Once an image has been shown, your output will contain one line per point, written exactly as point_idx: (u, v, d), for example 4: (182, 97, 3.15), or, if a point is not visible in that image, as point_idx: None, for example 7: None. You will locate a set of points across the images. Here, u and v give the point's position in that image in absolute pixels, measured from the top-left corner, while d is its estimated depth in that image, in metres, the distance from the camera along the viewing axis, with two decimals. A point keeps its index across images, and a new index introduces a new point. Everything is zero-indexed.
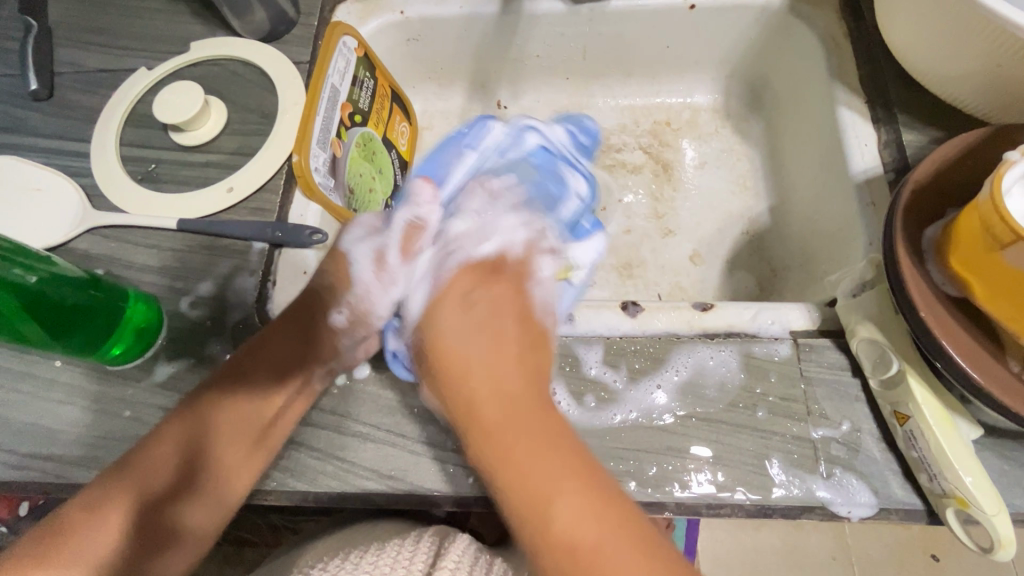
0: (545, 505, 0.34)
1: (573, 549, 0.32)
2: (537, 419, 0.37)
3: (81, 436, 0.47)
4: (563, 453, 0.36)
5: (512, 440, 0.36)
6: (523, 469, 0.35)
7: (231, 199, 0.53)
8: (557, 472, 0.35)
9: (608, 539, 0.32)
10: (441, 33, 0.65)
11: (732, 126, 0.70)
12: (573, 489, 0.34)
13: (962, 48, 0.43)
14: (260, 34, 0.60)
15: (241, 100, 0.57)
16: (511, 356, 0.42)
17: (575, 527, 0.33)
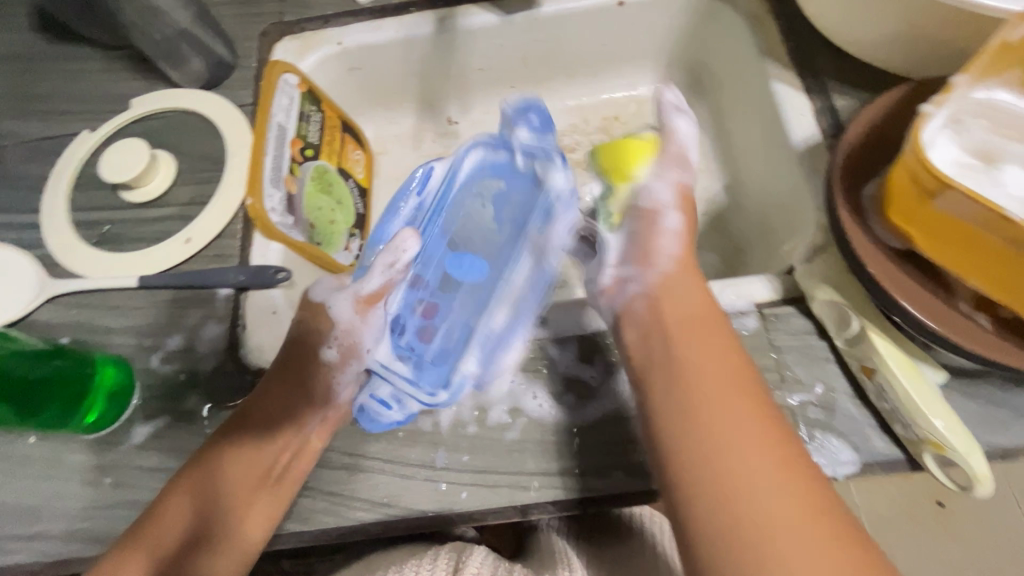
0: (699, 411, 0.36)
1: (722, 455, 0.34)
2: (736, 377, 0.37)
3: (63, 510, 0.46)
4: (734, 410, 0.35)
5: (710, 398, 0.36)
6: (689, 380, 0.37)
7: (190, 250, 0.52)
8: (756, 436, 0.34)
9: (749, 451, 0.33)
10: (381, 60, 0.66)
11: None
12: (738, 412, 0.35)
13: (876, 12, 0.45)
14: (200, 81, 0.60)
15: (189, 150, 0.57)
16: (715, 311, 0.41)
17: (718, 434, 0.34)
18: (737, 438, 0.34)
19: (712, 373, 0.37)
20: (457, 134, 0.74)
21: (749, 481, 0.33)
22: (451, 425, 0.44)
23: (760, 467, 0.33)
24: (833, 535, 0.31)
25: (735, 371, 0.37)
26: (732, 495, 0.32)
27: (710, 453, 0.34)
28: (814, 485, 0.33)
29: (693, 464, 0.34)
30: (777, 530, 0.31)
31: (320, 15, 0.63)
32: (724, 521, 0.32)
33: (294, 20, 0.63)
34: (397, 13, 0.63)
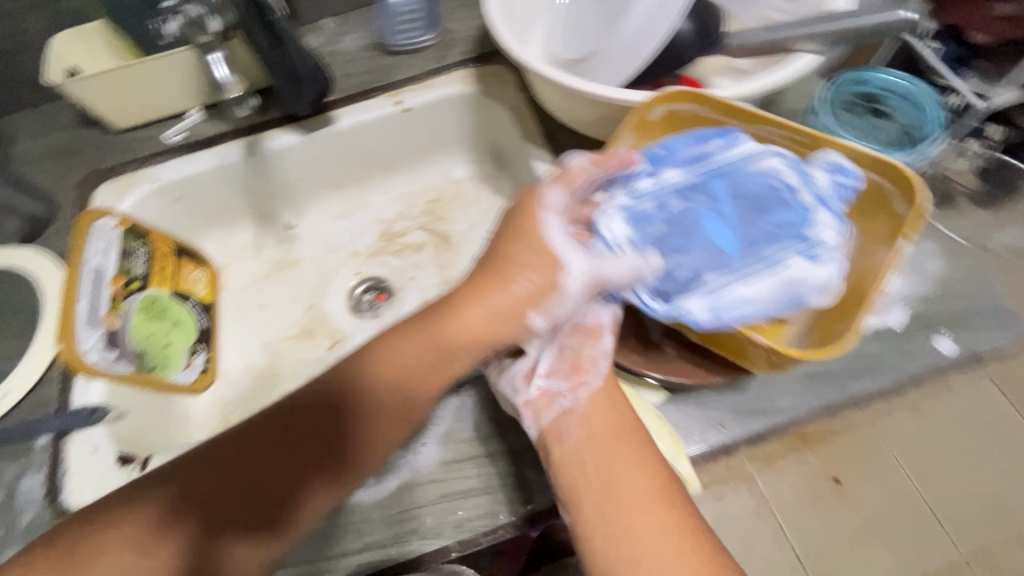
0: (612, 480, 0.40)
1: (611, 488, 0.40)
2: (626, 443, 0.42)
3: None
4: (628, 472, 0.41)
5: (611, 464, 0.41)
6: (600, 453, 0.42)
7: (8, 404, 0.54)
8: (646, 483, 0.40)
9: (626, 484, 0.40)
10: (202, 187, 0.71)
11: (489, 187, 0.81)
12: (633, 471, 0.41)
13: (577, 101, 0.55)
14: (17, 238, 0.63)
15: (11, 308, 0.61)
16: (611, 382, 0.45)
17: (612, 477, 0.41)
18: (625, 472, 0.41)
19: (608, 419, 0.43)
20: (295, 237, 0.80)
21: (635, 504, 0.39)
22: None
23: (640, 495, 0.40)
24: (679, 534, 0.38)
25: (629, 439, 0.42)
26: (615, 516, 0.39)
27: (613, 503, 0.40)
28: (672, 495, 0.40)
29: (588, 499, 0.40)
30: (656, 540, 0.38)
31: (135, 157, 0.69)
32: (603, 543, 0.39)
33: (109, 166, 0.68)
34: (207, 146, 0.69)
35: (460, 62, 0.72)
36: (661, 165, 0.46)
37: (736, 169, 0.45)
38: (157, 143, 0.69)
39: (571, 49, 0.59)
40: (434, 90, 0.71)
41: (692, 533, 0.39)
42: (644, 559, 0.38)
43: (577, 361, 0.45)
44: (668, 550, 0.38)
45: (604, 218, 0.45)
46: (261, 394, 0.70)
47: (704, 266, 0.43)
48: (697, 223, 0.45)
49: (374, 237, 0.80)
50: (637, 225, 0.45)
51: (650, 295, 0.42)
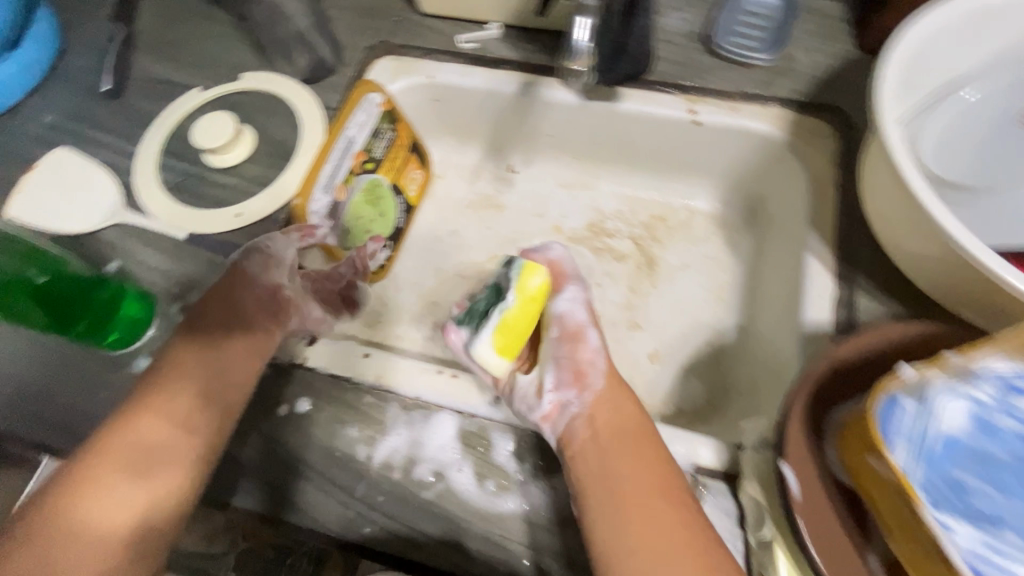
0: (613, 478, 0.43)
1: (613, 487, 0.42)
2: (639, 444, 0.44)
3: (48, 405, 0.53)
4: (633, 474, 0.43)
5: (611, 462, 0.43)
6: (608, 450, 0.44)
7: (236, 224, 0.59)
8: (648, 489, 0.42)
9: (627, 487, 0.42)
10: (463, 101, 0.70)
11: (723, 236, 0.71)
12: (641, 472, 0.43)
13: (923, 232, 0.44)
14: (302, 76, 0.67)
15: (270, 134, 0.65)
16: (628, 403, 0.48)
17: (608, 475, 0.43)
18: (634, 477, 0.43)
19: (612, 421, 0.46)
20: (512, 182, 0.77)
21: (644, 509, 0.41)
22: (380, 462, 0.48)
23: (649, 504, 0.41)
24: (686, 537, 0.40)
25: (644, 443, 0.45)
26: (618, 513, 0.41)
27: (608, 493, 0.42)
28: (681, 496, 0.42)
29: (596, 497, 0.42)
30: (664, 545, 0.39)
31: (424, 46, 0.69)
32: (610, 545, 0.40)
33: (399, 44, 0.69)
34: (488, 65, 0.67)
35: (782, 98, 0.61)
36: None
37: None
38: (447, 40, 0.68)
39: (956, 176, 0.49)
40: (737, 117, 0.61)
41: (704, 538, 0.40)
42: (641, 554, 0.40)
43: (573, 365, 0.50)
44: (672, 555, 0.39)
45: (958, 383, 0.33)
46: (415, 314, 0.71)
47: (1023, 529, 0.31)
48: None
49: (582, 222, 0.75)
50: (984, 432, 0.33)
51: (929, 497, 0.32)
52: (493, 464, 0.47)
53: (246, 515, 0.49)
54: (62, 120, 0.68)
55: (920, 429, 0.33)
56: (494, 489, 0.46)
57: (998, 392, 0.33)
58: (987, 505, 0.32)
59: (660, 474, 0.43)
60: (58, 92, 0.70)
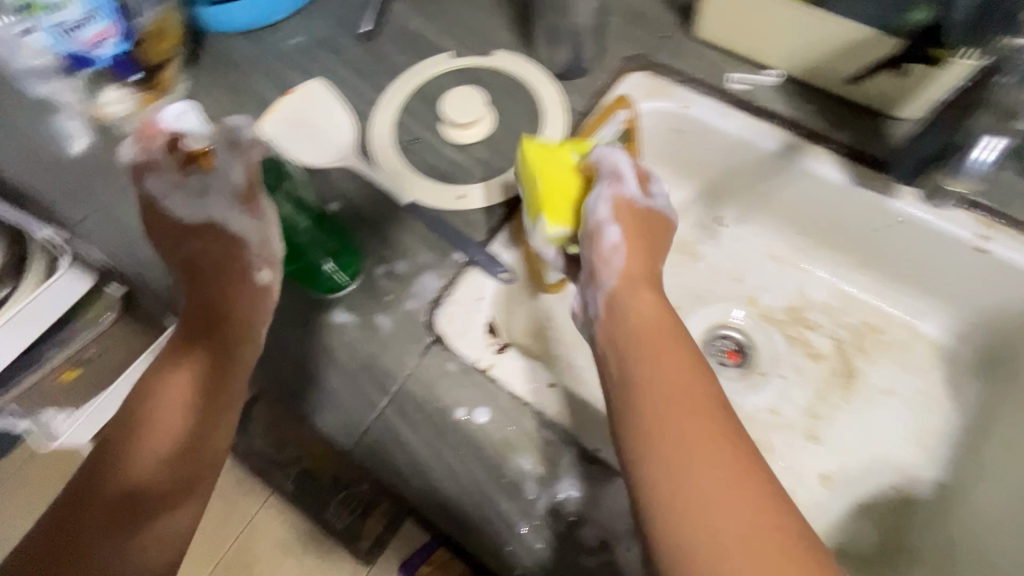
0: (694, 458, 0.35)
1: (637, 411, 0.38)
2: (696, 415, 0.37)
3: None
4: (713, 451, 0.35)
5: (693, 444, 0.35)
6: (688, 394, 0.38)
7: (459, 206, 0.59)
8: (724, 478, 0.34)
9: (674, 406, 0.37)
10: (706, 140, 0.64)
11: (944, 374, 0.62)
12: (710, 450, 0.35)
13: None
14: (554, 70, 0.64)
15: (507, 121, 0.63)
16: (672, 343, 0.40)
17: (695, 446, 0.35)
18: (671, 360, 0.39)
19: (685, 382, 0.38)
20: (716, 236, 0.71)
21: (683, 443, 0.36)
22: (546, 506, 0.47)
23: (679, 425, 0.36)
24: (769, 519, 0.33)
25: (710, 409, 0.37)
26: (668, 443, 0.36)
27: (674, 450, 0.35)
28: (734, 456, 0.35)
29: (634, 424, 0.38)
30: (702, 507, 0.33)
31: (687, 72, 0.63)
32: (638, 427, 0.37)
33: (661, 63, 0.64)
34: (754, 114, 0.61)
35: None
36: None
37: None
38: (715, 74, 0.63)
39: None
40: None
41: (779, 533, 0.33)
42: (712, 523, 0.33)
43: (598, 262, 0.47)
44: (691, 498, 0.34)
45: None
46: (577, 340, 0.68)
47: None
48: None
49: (781, 303, 0.68)
50: None
51: None
52: None
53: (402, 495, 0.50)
54: (314, 47, 0.70)
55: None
56: None
57: None
58: None
59: (687, 419, 0.37)
60: (318, 18, 0.71)
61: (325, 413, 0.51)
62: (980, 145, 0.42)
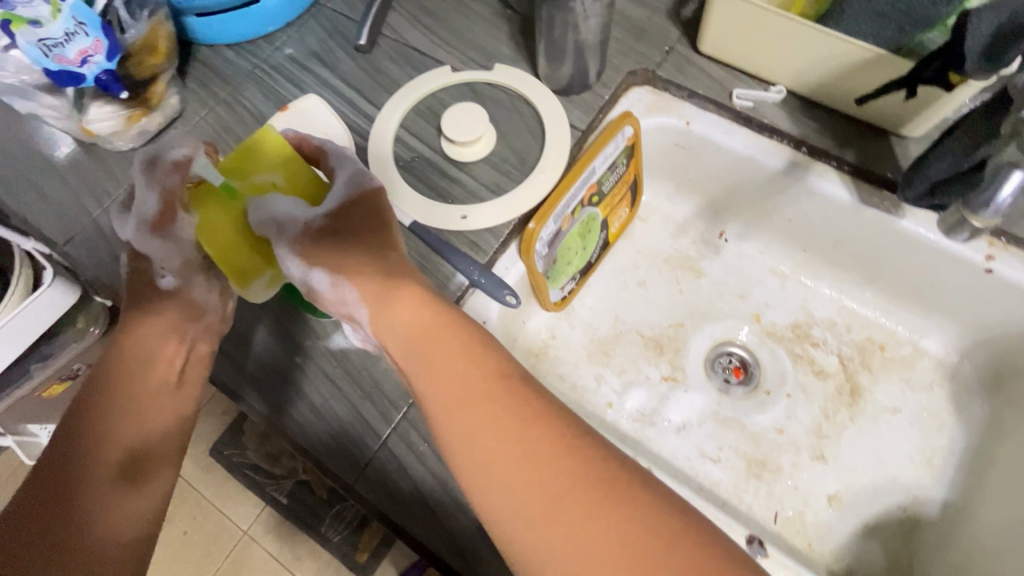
0: (479, 470, 0.36)
1: (442, 432, 0.38)
2: (497, 429, 0.37)
3: (242, 349, 0.53)
4: (512, 458, 0.36)
5: (470, 438, 0.37)
6: (468, 397, 0.38)
7: (460, 226, 0.57)
8: (523, 474, 0.35)
9: (487, 431, 0.37)
10: (709, 157, 0.64)
11: (949, 391, 0.62)
12: (497, 442, 0.36)
13: None
14: (556, 85, 0.63)
15: (509, 138, 0.61)
16: (461, 346, 0.40)
17: (513, 473, 0.35)
18: (444, 371, 0.39)
19: (433, 350, 0.40)
20: (718, 251, 0.71)
21: (490, 463, 0.36)
22: None
23: (484, 452, 0.36)
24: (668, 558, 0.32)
25: (475, 391, 0.38)
26: (476, 471, 0.36)
27: (500, 474, 0.35)
28: (611, 479, 0.35)
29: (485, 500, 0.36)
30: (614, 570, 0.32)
31: (690, 88, 0.63)
32: (451, 451, 0.38)
33: (664, 79, 0.63)
34: (760, 130, 0.60)
35: None
36: None
37: None
38: (718, 91, 0.62)
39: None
40: None
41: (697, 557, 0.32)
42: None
43: (341, 310, 0.44)
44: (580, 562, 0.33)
45: None
46: (582, 359, 0.67)
47: None
48: None
49: (785, 320, 0.67)
50: None
51: None
52: None
53: (401, 532, 0.48)
54: (309, 60, 0.68)
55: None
56: None
57: None
58: None
59: (547, 485, 0.35)
60: (312, 30, 0.70)
61: (324, 445, 0.50)
62: (1011, 182, 0.37)
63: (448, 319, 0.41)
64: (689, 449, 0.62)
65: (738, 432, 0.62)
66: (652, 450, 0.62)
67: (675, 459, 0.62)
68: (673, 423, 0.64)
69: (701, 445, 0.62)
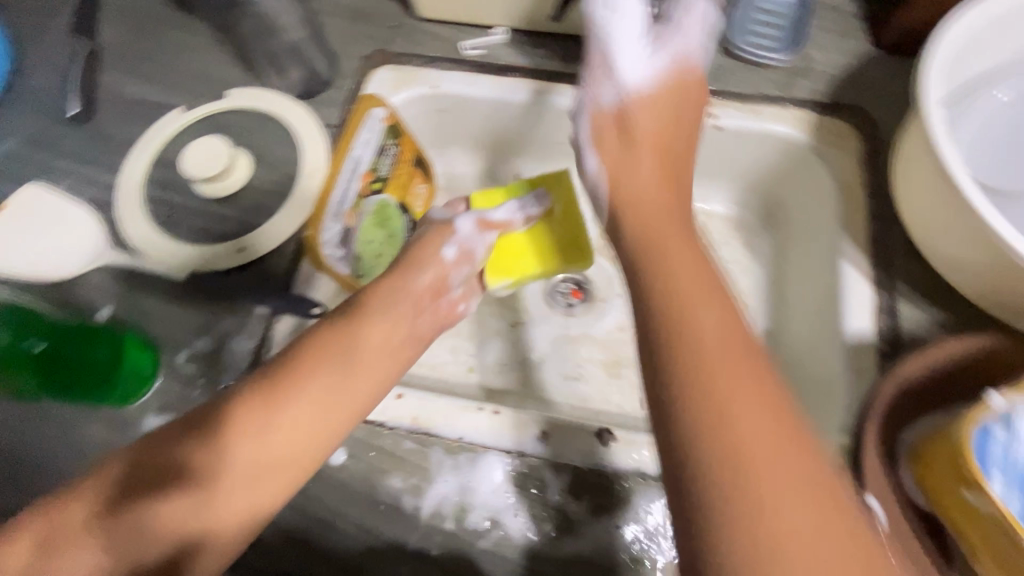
0: (719, 404, 0.31)
1: (692, 339, 0.34)
2: (726, 352, 0.33)
3: (51, 473, 0.49)
4: (750, 419, 0.31)
5: (724, 374, 0.32)
6: (705, 294, 0.36)
7: (239, 260, 0.54)
8: (772, 429, 0.31)
9: (661, 234, 0.40)
10: (469, 110, 0.66)
11: (741, 239, 0.70)
12: (747, 400, 0.32)
13: (965, 240, 0.44)
14: (294, 92, 0.62)
15: (266, 157, 0.59)
16: (665, 149, 0.45)
17: (728, 415, 0.31)
18: (681, 264, 0.38)
19: (693, 274, 0.37)
20: None
21: (722, 409, 0.31)
22: (430, 513, 0.45)
23: (737, 396, 0.32)
24: (834, 513, 0.29)
25: (700, 296, 0.36)
26: (720, 409, 0.31)
27: (715, 411, 0.31)
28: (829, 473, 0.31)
29: (697, 418, 0.31)
30: (757, 495, 0.29)
31: (425, 54, 0.64)
32: (700, 360, 0.33)
33: (398, 53, 0.64)
34: (498, 73, 0.63)
35: (802, 101, 0.60)
36: None
37: None
38: (450, 49, 0.64)
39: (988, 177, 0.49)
40: (760, 121, 0.60)
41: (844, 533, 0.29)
42: (771, 504, 0.29)
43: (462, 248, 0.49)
44: (759, 495, 0.29)
45: (992, 455, 0.33)
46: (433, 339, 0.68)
47: None
48: None
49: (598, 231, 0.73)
50: None
51: None
52: (547, 506, 0.45)
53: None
54: (21, 149, 0.61)
55: (1016, 454, 0.32)
56: (553, 535, 0.44)
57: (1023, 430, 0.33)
58: None
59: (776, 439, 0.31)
60: (14, 117, 0.62)
61: None
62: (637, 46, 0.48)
63: (688, 124, 0.48)
64: (553, 376, 0.65)
65: (590, 345, 0.67)
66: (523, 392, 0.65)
67: (543, 391, 0.65)
68: (533, 359, 0.67)
69: (562, 369, 0.66)
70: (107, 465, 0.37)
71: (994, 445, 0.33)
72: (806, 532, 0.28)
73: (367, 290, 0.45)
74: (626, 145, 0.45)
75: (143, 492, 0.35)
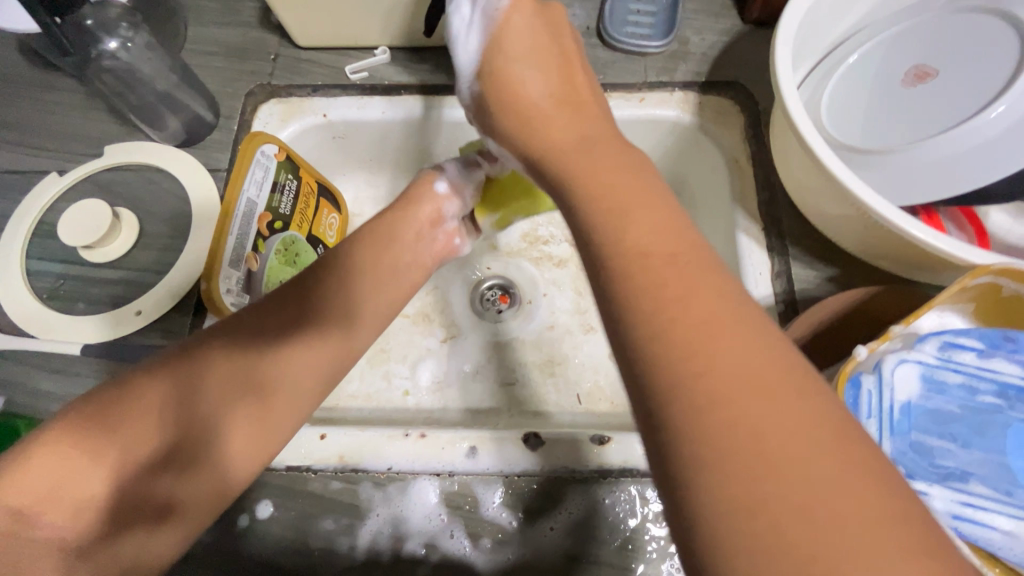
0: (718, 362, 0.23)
1: (657, 284, 0.26)
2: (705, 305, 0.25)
3: None
4: (747, 357, 0.24)
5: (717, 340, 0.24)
6: (660, 228, 0.28)
7: (139, 323, 0.52)
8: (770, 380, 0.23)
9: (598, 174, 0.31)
10: (364, 134, 0.65)
11: None
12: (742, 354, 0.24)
13: (838, 199, 0.46)
14: (177, 140, 0.60)
15: (156, 212, 0.57)
16: (563, 115, 0.36)
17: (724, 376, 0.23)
18: (608, 187, 0.30)
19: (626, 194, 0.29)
20: None
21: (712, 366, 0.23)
22: (366, 548, 0.45)
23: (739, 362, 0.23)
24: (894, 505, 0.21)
25: (641, 212, 0.29)
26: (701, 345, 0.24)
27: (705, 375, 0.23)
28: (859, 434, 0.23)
29: (676, 357, 0.24)
30: (771, 458, 0.21)
31: (310, 83, 0.63)
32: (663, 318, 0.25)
33: (282, 85, 0.63)
34: (386, 93, 0.63)
35: (684, 83, 0.62)
36: (930, 388, 0.35)
37: (1011, 401, 0.35)
38: (335, 75, 0.63)
39: (855, 138, 0.50)
40: (647, 108, 0.62)
41: (885, 509, 0.21)
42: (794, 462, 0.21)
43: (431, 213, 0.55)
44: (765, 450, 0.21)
45: (869, 404, 0.34)
46: (364, 367, 0.67)
47: (1004, 480, 0.33)
48: (997, 445, 0.34)
49: (518, 235, 0.73)
50: (917, 426, 0.34)
51: (956, 499, 0.32)
52: (483, 521, 0.45)
53: None
54: None
55: (884, 403, 0.34)
56: (491, 546, 0.45)
57: (892, 376, 0.35)
58: (971, 484, 0.33)
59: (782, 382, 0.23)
60: None
61: None
62: None
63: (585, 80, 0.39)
64: (488, 386, 0.65)
65: (522, 348, 0.67)
66: (461, 406, 0.65)
67: (481, 401, 0.65)
68: (467, 371, 0.67)
69: (497, 376, 0.66)
70: (101, 452, 0.34)
71: (868, 395, 0.34)
72: (843, 494, 0.21)
73: (373, 225, 0.52)
74: (523, 78, 0.38)
75: (138, 505, 0.35)
